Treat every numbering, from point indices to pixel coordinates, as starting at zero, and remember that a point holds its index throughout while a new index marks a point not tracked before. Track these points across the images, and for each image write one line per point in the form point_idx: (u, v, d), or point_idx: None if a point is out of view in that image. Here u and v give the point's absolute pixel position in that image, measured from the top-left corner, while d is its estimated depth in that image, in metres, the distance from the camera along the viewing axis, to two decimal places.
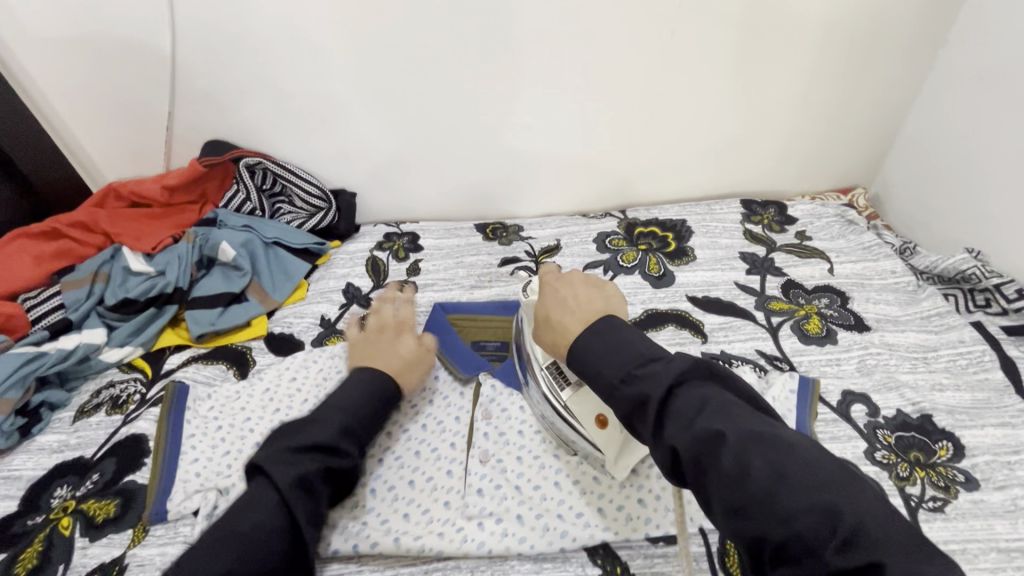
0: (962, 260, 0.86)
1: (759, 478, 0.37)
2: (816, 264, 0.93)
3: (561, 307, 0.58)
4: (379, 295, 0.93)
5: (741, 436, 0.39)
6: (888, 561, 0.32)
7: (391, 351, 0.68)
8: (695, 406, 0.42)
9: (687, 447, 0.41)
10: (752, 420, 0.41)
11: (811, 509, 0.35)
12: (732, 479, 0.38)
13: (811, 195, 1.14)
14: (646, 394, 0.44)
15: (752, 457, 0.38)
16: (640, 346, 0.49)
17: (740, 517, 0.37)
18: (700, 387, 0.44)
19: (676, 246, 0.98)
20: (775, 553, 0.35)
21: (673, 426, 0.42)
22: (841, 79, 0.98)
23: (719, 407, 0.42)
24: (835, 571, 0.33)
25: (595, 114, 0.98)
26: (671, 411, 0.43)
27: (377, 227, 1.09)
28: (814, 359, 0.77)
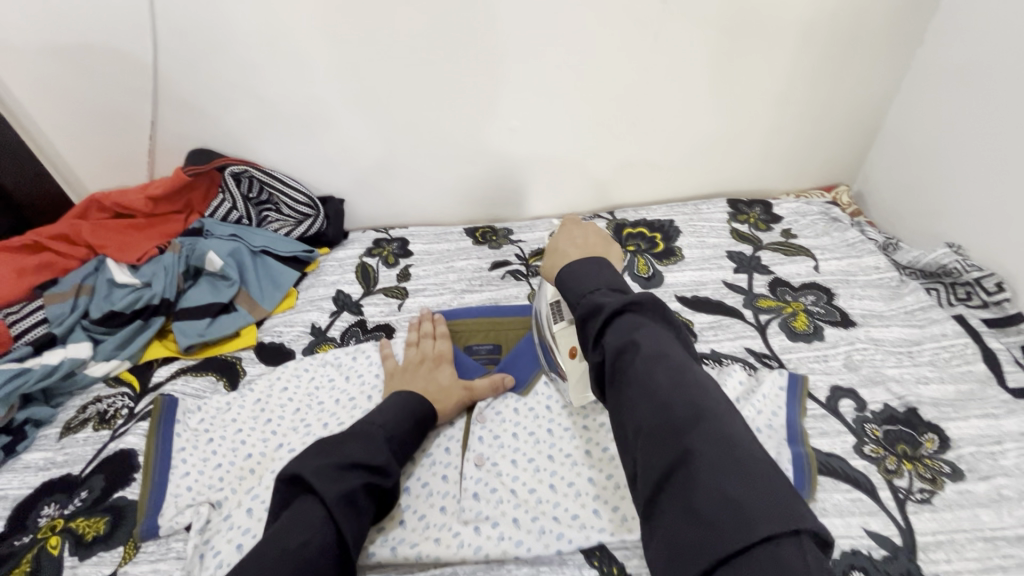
0: (943, 255, 0.89)
1: (659, 385, 0.42)
2: (802, 261, 0.94)
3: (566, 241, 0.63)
4: (370, 302, 0.93)
5: (655, 351, 0.45)
6: (723, 459, 0.37)
7: (428, 380, 0.72)
8: (635, 323, 0.47)
9: (613, 350, 0.46)
10: (673, 347, 0.46)
11: (687, 414, 0.40)
12: (639, 383, 0.43)
13: (796, 192, 1.16)
14: (601, 304, 0.49)
15: (656, 368, 0.43)
16: (606, 276, 0.54)
17: (633, 408, 0.42)
18: (649, 315, 0.49)
19: (664, 246, 0.99)
20: (646, 441, 0.40)
21: (611, 334, 0.47)
22: (821, 79, 0.99)
23: (654, 329, 0.47)
24: (678, 453, 0.38)
25: (582, 117, 0.99)
26: (613, 323, 0.48)
27: (366, 233, 1.08)
28: (803, 356, 0.78)
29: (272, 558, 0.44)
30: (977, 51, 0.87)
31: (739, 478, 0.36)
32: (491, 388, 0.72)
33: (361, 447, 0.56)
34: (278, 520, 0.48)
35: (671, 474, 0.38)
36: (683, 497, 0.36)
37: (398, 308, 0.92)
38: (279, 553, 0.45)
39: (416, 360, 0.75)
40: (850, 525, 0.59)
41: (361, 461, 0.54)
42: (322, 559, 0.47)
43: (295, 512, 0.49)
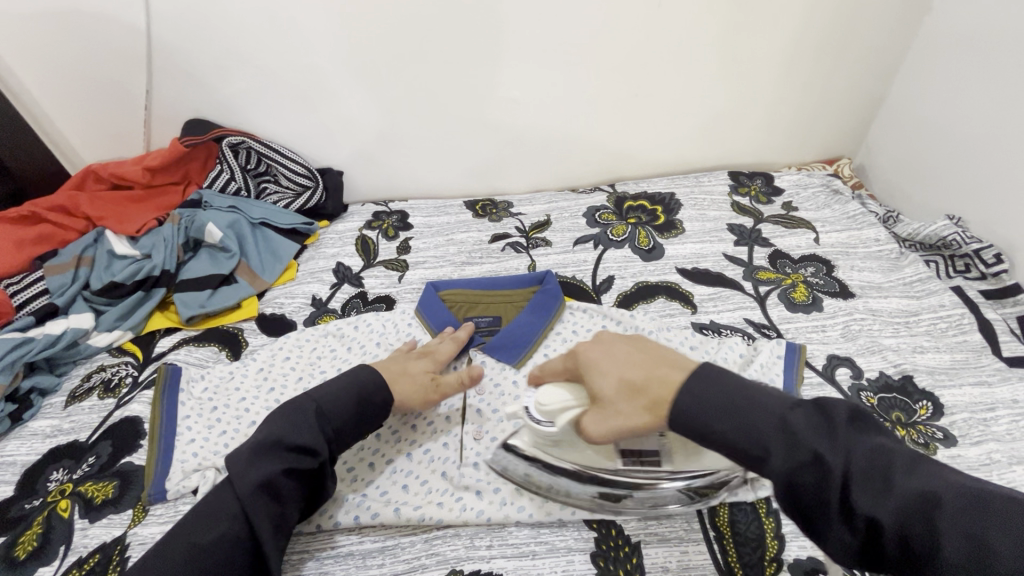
0: (944, 227, 0.88)
1: (1003, 558, 0.35)
2: (802, 234, 0.94)
3: (613, 373, 0.50)
4: (371, 274, 0.93)
5: (950, 499, 0.37)
6: None
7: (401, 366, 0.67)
8: (881, 467, 0.39)
9: (890, 521, 0.37)
10: (951, 476, 0.39)
11: None
12: (979, 571, 0.35)
13: (798, 166, 1.15)
14: (827, 454, 0.40)
15: (979, 527, 0.36)
16: (769, 400, 0.43)
17: None
18: (873, 439, 0.41)
19: (665, 219, 0.99)
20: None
21: (864, 496, 0.38)
22: (825, 49, 0.98)
23: (907, 464, 0.40)
24: None
25: (583, 88, 0.98)
26: (857, 477, 0.39)
27: (366, 206, 1.08)
28: (801, 326, 0.78)
29: (179, 553, 0.49)
30: (983, 18, 0.85)
31: None
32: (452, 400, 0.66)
33: (287, 425, 0.56)
34: (196, 507, 0.52)
35: None
36: None
37: (398, 280, 0.92)
38: (189, 548, 0.49)
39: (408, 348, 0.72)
40: None
41: (284, 442, 0.55)
42: (234, 547, 0.50)
43: (213, 498, 0.53)
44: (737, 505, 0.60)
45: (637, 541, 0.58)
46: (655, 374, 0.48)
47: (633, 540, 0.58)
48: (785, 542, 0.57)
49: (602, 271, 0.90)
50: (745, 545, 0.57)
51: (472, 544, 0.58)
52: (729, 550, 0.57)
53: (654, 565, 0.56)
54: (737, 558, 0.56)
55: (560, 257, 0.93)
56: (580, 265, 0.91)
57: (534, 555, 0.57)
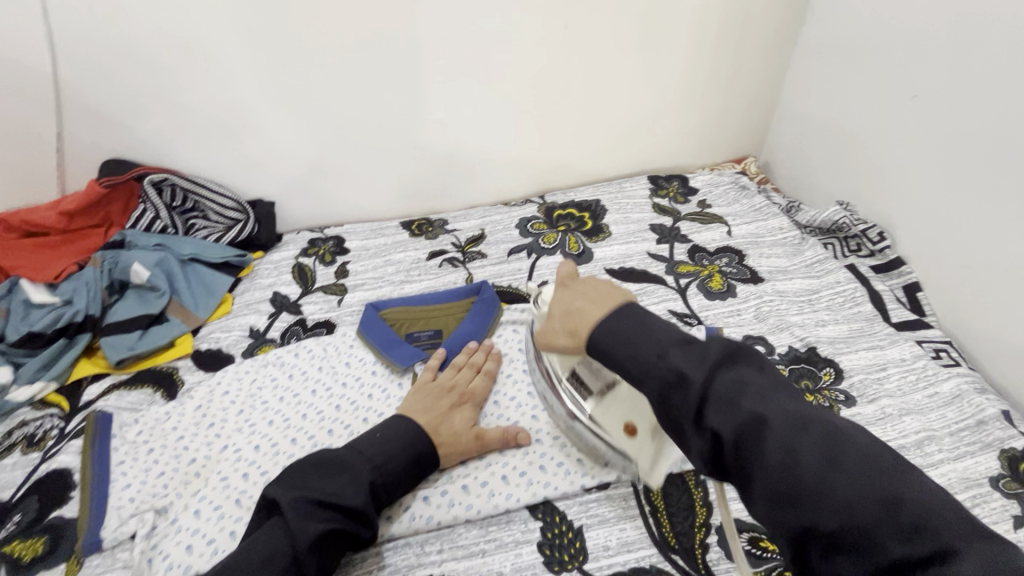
0: (835, 212, 0.98)
1: (812, 469, 0.39)
2: (716, 228, 1.02)
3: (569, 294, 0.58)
4: (309, 300, 0.93)
5: (783, 420, 0.41)
6: (959, 546, 0.34)
7: (449, 415, 0.66)
8: (736, 391, 0.43)
9: (730, 435, 0.42)
10: (787, 402, 0.43)
11: (873, 503, 0.36)
12: (789, 473, 0.39)
13: (710, 166, 1.24)
14: (687, 375, 0.45)
15: (799, 442, 0.40)
16: (668, 332, 0.49)
17: (791, 506, 0.39)
18: (737, 371, 0.45)
19: (592, 224, 1.05)
20: (826, 544, 0.37)
21: (715, 413, 0.43)
22: (720, 60, 1.08)
23: (760, 391, 0.43)
24: (923, 551, 0.34)
25: (505, 106, 1.03)
26: (712, 398, 0.43)
27: (300, 234, 1.08)
28: (719, 312, 0.85)
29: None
30: (848, 28, 0.97)
31: (986, 556, 0.33)
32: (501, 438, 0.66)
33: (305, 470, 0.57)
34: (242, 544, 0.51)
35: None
36: None
37: (337, 303, 0.93)
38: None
39: (447, 385, 0.69)
40: None
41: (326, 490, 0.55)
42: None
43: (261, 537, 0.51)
44: (668, 479, 0.64)
45: (580, 526, 0.61)
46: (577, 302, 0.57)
47: (575, 524, 0.61)
48: (713, 507, 0.62)
49: (536, 278, 0.94)
50: (678, 515, 0.61)
51: (423, 551, 0.60)
52: (663, 523, 0.61)
53: (597, 545, 0.59)
54: (671, 529, 0.60)
55: (496, 268, 0.97)
56: (515, 274, 0.95)
57: (484, 552, 0.59)
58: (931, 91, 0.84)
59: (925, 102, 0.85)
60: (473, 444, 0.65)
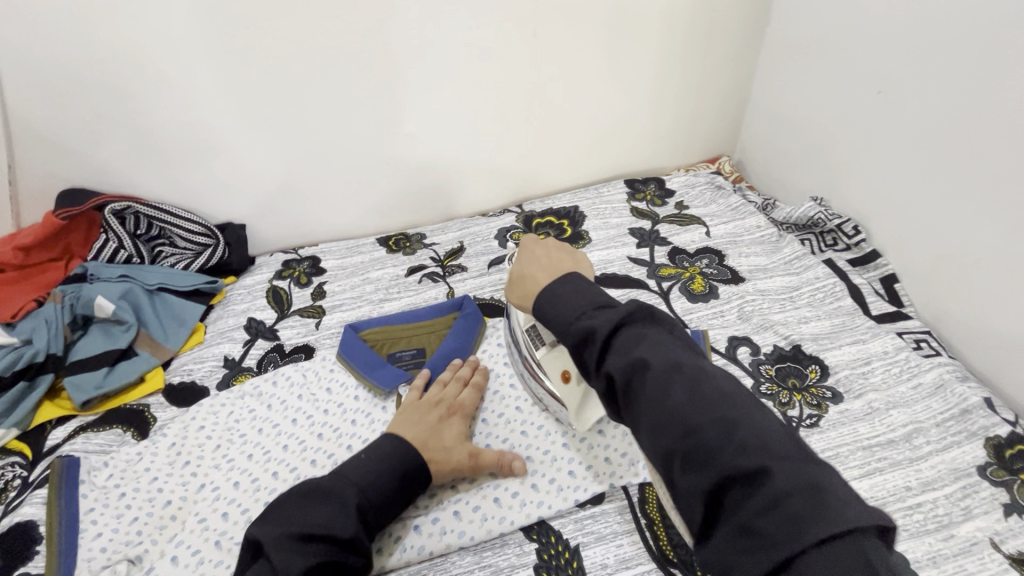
0: (810, 209, 0.99)
1: (679, 403, 0.41)
2: (695, 229, 1.02)
3: (530, 261, 0.60)
4: (286, 325, 0.91)
5: (666, 362, 0.44)
6: (774, 467, 0.36)
7: (437, 432, 0.64)
8: (634, 340, 0.46)
9: (620, 374, 0.44)
10: (678, 352, 0.45)
11: (720, 428, 0.39)
12: (661, 408, 0.42)
13: (685, 167, 1.24)
14: (595, 327, 0.47)
15: (675, 382, 0.42)
16: (591, 294, 0.51)
17: (657, 435, 0.41)
18: (642, 326, 0.47)
19: (572, 231, 1.04)
20: (684, 463, 0.39)
21: (614, 356, 0.46)
22: (689, 61, 1.09)
23: (656, 340, 0.46)
24: (752, 470, 0.37)
25: (478, 116, 1.02)
26: (615, 346, 0.46)
27: (274, 256, 1.05)
28: (703, 315, 0.85)
29: None
30: (812, 26, 0.99)
31: (805, 478, 0.36)
32: (495, 461, 0.63)
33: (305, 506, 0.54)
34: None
35: (718, 494, 0.37)
36: (747, 514, 0.35)
37: (315, 326, 0.90)
38: None
39: (433, 400, 0.68)
40: None
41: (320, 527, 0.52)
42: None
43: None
44: None
45: (576, 545, 0.59)
46: (535, 269, 0.59)
47: (572, 543, 0.60)
48: None
49: None
50: (675, 527, 0.60)
51: None
52: (660, 535, 0.60)
53: (595, 563, 0.58)
54: (668, 541, 0.59)
55: (477, 281, 0.95)
56: (496, 286, 0.94)
57: None
58: (895, 85, 0.85)
59: (891, 95, 0.86)
60: (465, 462, 0.62)
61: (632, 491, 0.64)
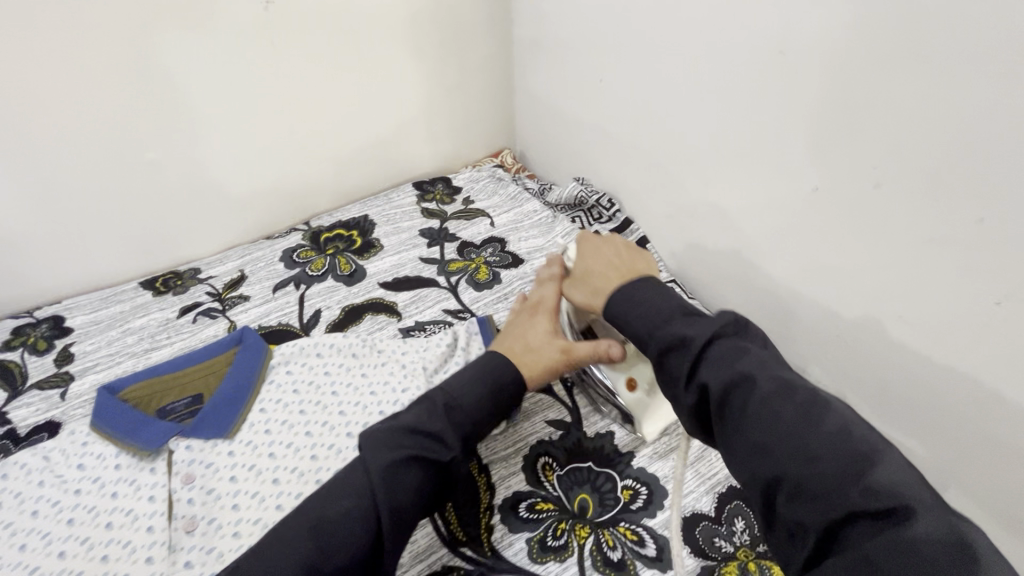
0: (574, 188, 1.08)
1: (787, 421, 0.41)
2: (480, 221, 1.08)
3: (592, 260, 0.63)
4: (21, 403, 0.76)
5: (772, 383, 0.43)
6: (917, 506, 0.35)
7: (523, 337, 0.66)
8: (731, 354, 0.46)
9: (717, 387, 0.45)
10: (785, 372, 0.45)
11: (844, 460, 0.38)
12: (765, 426, 0.41)
13: (472, 164, 1.28)
14: (687, 334, 0.48)
15: (780, 401, 0.42)
16: (669, 301, 0.52)
17: (758, 455, 0.41)
18: (738, 341, 0.47)
19: (362, 241, 1.03)
20: (791, 494, 0.39)
21: (706, 369, 0.46)
22: (441, 64, 1.11)
23: (757, 358, 0.46)
24: (881, 507, 0.35)
25: (226, 135, 0.95)
26: (708, 357, 0.46)
27: (1, 324, 0.88)
28: (488, 302, 0.90)
29: None
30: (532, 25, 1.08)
31: (945, 517, 0.34)
32: (593, 353, 0.64)
33: None
34: None
35: (836, 529, 0.36)
36: (871, 546, 0.34)
37: (61, 397, 0.77)
38: None
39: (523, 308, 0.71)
40: (536, 422, 0.72)
41: None
42: None
43: None
44: None
45: None
46: (597, 271, 0.61)
47: None
48: (496, 488, 0.65)
49: (307, 309, 0.90)
50: (466, 508, 0.63)
51: None
52: (452, 520, 0.62)
53: None
54: (460, 522, 0.62)
55: (261, 309, 0.90)
56: (283, 310, 0.90)
57: None
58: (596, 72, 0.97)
59: None
60: (560, 359, 0.64)
61: None
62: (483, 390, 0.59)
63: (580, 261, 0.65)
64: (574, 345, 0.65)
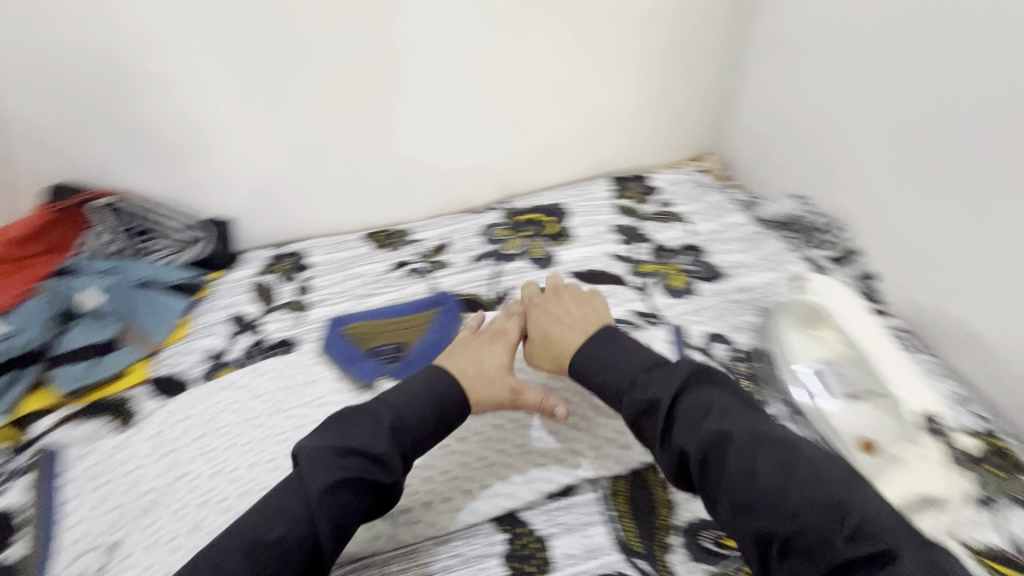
0: (789, 206, 1.03)
1: (764, 476, 0.49)
2: (678, 226, 1.03)
3: (556, 318, 0.72)
4: (271, 319, 0.92)
5: (746, 436, 0.52)
6: (902, 547, 0.44)
7: (478, 359, 0.67)
8: (699, 413, 0.55)
9: (695, 449, 0.53)
10: (752, 421, 0.54)
11: (824, 508, 0.46)
12: (749, 483, 0.50)
13: (670, 165, 1.24)
14: (658, 398, 0.57)
15: (761, 454, 0.51)
16: (626, 363, 0.62)
17: (750, 513, 0.49)
18: (708, 394, 0.56)
19: (556, 228, 1.05)
20: (785, 548, 0.47)
21: (683, 430, 0.55)
22: (675, 59, 1.10)
23: (722, 412, 0.55)
24: (874, 548, 0.44)
25: (465, 112, 1.03)
26: (682, 419, 0.55)
27: (261, 251, 1.06)
28: (682, 311, 0.86)
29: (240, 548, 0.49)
30: (795, 24, 1.00)
31: (929, 555, 0.43)
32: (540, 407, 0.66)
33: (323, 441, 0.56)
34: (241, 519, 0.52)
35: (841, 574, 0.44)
36: None
37: (297, 321, 0.91)
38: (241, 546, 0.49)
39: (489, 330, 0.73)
40: None
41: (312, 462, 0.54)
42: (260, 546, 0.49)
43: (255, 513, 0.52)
44: (633, 482, 0.65)
45: (545, 534, 0.60)
46: (590, 320, 0.70)
47: (541, 534, 0.61)
48: (675, 508, 0.62)
49: (499, 284, 0.94)
50: (644, 519, 0.61)
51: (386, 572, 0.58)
52: (628, 527, 0.60)
53: (564, 554, 0.59)
54: (635, 531, 0.60)
55: (460, 276, 0.96)
56: (477, 283, 0.94)
57: (449, 569, 0.58)
58: (872, 80, 0.87)
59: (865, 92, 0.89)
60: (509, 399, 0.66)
61: (604, 483, 0.65)
62: (432, 402, 0.61)
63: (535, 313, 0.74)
64: (526, 394, 0.66)
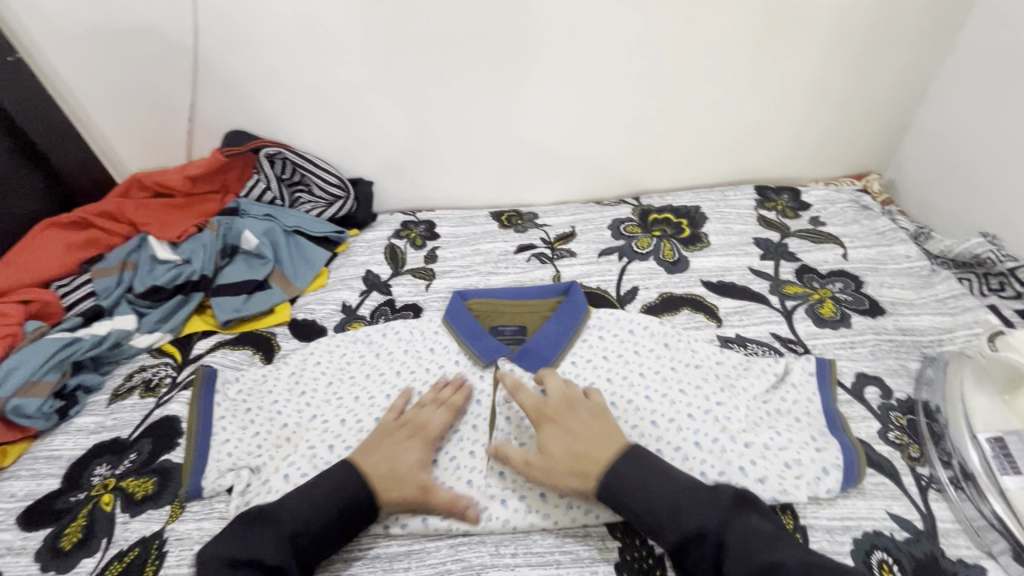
0: (977, 245, 0.87)
1: None
2: (830, 249, 0.94)
3: (567, 433, 0.62)
4: (399, 282, 0.95)
5: (794, 564, 0.50)
6: None
7: (392, 459, 0.62)
8: (748, 544, 0.52)
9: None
10: (799, 550, 0.52)
11: None
12: None
13: (826, 181, 1.14)
14: (704, 525, 0.53)
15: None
16: (670, 480, 0.57)
17: None
18: (749, 519, 0.54)
19: (690, 232, 0.99)
20: None
21: (731, 561, 0.51)
22: (856, 63, 0.98)
23: (768, 539, 0.52)
24: None
25: (617, 100, 0.99)
26: (732, 548, 0.52)
27: (394, 215, 1.11)
28: (829, 343, 0.78)
29: None
30: None
31: None
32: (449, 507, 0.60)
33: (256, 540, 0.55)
34: None
35: None
36: None
37: (424, 288, 0.94)
38: None
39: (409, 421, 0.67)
40: (873, 508, 0.60)
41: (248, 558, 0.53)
42: None
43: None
44: None
45: (660, 553, 0.59)
46: (586, 446, 0.61)
47: (656, 551, 0.59)
48: None
49: (626, 282, 0.91)
50: None
51: (498, 552, 0.60)
52: None
53: None
54: None
55: (585, 267, 0.94)
56: (604, 275, 0.92)
57: (559, 564, 0.59)
58: None
59: None
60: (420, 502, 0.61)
61: None
62: (332, 509, 0.58)
63: (552, 418, 0.64)
64: (437, 491, 0.61)
